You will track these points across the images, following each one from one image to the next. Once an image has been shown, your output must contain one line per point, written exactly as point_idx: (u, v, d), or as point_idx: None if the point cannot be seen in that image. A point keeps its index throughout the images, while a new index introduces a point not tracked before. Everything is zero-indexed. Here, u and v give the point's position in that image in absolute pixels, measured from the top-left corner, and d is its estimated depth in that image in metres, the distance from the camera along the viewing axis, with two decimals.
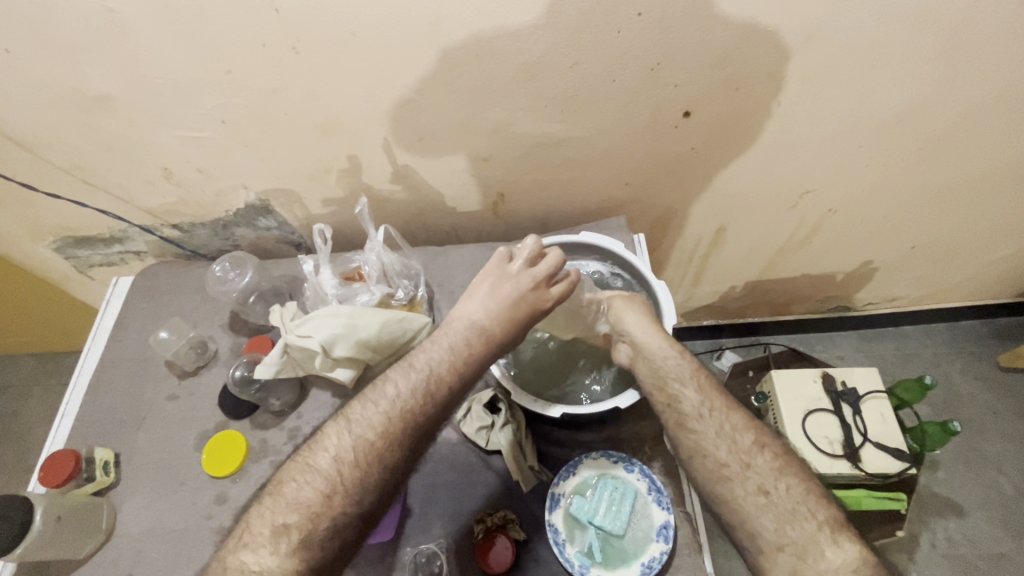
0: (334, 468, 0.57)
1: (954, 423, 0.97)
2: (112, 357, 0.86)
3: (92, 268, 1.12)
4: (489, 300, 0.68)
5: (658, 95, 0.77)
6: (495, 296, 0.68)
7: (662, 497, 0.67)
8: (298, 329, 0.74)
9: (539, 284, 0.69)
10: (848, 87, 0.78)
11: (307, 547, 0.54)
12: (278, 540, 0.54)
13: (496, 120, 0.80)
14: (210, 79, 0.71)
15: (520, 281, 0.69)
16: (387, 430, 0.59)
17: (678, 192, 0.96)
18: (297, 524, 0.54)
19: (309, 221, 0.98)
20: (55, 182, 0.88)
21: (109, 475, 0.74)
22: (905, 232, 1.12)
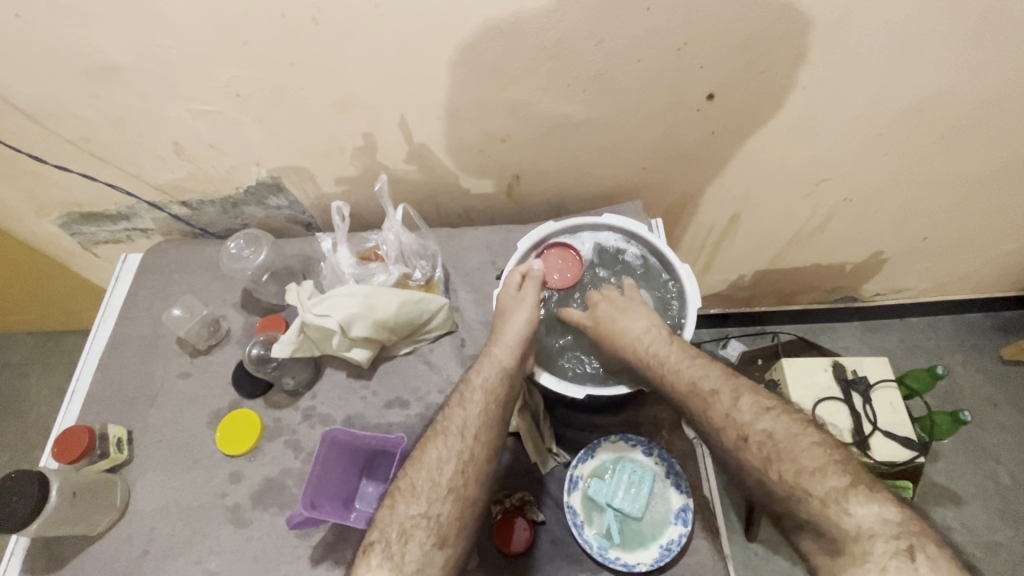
0: (428, 490, 0.61)
1: (965, 414, 0.98)
2: (122, 334, 0.85)
3: (97, 245, 1.11)
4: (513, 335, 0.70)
5: (682, 77, 0.76)
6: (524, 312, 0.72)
7: (680, 481, 0.67)
8: (315, 308, 0.73)
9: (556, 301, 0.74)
10: (874, 73, 0.77)
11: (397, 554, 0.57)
12: (362, 556, 0.58)
13: (516, 99, 0.78)
14: (225, 50, 0.69)
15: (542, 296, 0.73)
16: (464, 452, 0.63)
17: (694, 178, 0.96)
18: (376, 537, 0.59)
19: (321, 200, 0.97)
20: (63, 154, 0.86)
21: (122, 452, 0.74)
22: (918, 223, 1.12)
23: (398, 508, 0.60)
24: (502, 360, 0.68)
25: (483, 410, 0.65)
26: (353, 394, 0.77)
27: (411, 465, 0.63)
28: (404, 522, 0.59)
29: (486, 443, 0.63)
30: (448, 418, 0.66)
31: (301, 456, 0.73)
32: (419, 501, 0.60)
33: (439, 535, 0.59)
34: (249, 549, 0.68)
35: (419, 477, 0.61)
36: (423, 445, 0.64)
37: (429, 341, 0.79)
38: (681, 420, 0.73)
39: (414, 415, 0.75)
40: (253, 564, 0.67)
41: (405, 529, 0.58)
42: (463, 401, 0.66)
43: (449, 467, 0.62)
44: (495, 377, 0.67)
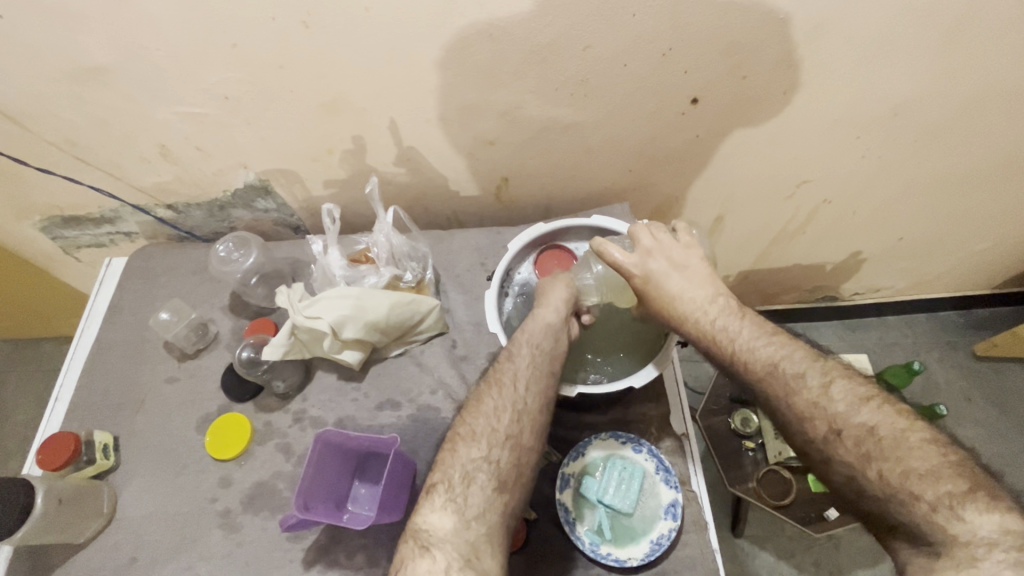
0: (485, 430, 0.63)
1: (943, 408, 1.02)
2: (107, 338, 0.84)
3: (79, 249, 1.09)
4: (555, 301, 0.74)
5: (667, 81, 0.78)
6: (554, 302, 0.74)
7: (669, 477, 0.68)
8: (306, 311, 0.73)
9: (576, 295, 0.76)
10: (851, 79, 0.80)
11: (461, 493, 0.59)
12: (426, 496, 0.60)
13: (505, 102, 0.79)
14: (213, 52, 0.69)
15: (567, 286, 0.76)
16: (517, 397, 0.65)
17: (678, 181, 0.98)
18: (439, 479, 0.61)
19: (310, 203, 0.96)
20: (45, 157, 0.85)
21: (109, 458, 0.73)
22: (894, 223, 1.16)
23: (458, 453, 0.62)
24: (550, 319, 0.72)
25: (535, 363, 0.68)
26: (345, 396, 0.77)
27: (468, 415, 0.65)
28: (466, 466, 0.61)
29: (537, 393, 0.66)
30: (499, 372, 0.68)
31: (292, 459, 0.73)
32: (480, 445, 0.62)
33: (499, 480, 0.60)
34: (240, 553, 0.67)
35: (478, 424, 0.64)
36: (478, 397, 0.67)
37: (420, 342, 0.80)
38: (671, 416, 0.73)
39: (406, 417, 0.75)
40: (245, 568, 0.66)
41: (467, 470, 0.60)
42: (514, 357, 0.69)
43: (505, 415, 0.64)
44: (540, 333, 0.71)
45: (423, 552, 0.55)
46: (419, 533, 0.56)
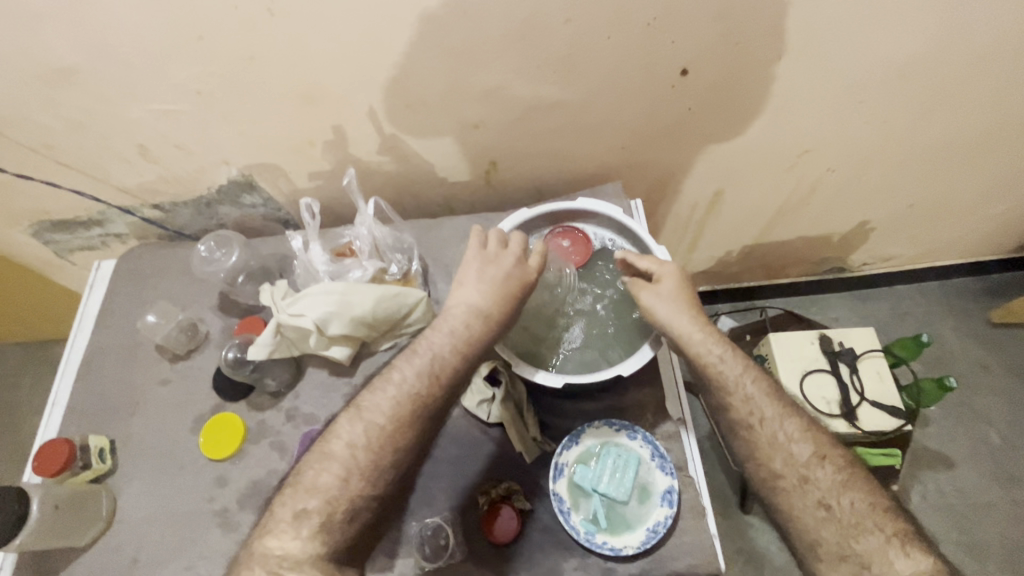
0: (347, 451, 0.60)
1: (926, 335, 1.01)
2: (99, 343, 0.84)
3: (73, 253, 1.09)
4: (481, 282, 0.68)
5: (654, 52, 0.74)
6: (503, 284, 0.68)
7: (665, 463, 0.67)
8: (290, 308, 0.72)
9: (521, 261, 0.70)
10: (852, 40, 0.75)
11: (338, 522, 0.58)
12: (297, 522, 0.57)
13: (486, 84, 0.76)
14: (180, 47, 0.67)
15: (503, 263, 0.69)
16: (392, 418, 0.61)
17: (673, 156, 0.94)
18: (316, 508, 0.58)
19: (296, 196, 0.95)
20: (26, 162, 0.84)
21: (105, 462, 0.74)
22: (902, 190, 1.11)
23: (317, 476, 0.59)
24: (453, 324, 0.66)
25: (420, 378, 0.63)
26: (336, 392, 0.76)
27: (329, 435, 0.62)
28: (354, 496, 0.59)
29: (414, 413, 0.62)
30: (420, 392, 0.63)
31: (286, 457, 0.73)
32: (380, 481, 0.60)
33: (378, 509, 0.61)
34: (238, 552, 0.68)
35: (383, 455, 0.60)
36: (391, 420, 0.61)
37: (410, 335, 0.78)
38: (667, 402, 0.71)
39: None
40: None
41: (323, 489, 0.59)
42: (401, 367, 0.64)
43: (379, 438, 0.61)
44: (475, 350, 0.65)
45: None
46: (263, 552, 0.56)
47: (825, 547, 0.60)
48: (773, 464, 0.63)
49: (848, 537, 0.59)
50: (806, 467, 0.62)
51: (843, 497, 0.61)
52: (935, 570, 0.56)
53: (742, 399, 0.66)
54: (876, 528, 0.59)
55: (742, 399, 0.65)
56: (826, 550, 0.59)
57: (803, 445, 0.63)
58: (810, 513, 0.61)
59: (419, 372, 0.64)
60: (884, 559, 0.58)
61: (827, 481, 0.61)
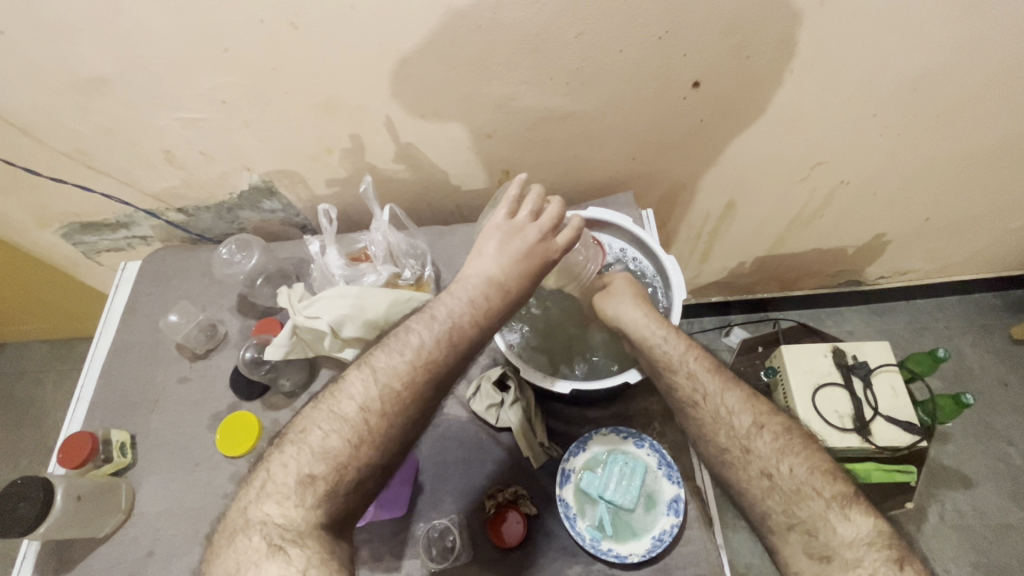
0: (359, 416, 0.54)
1: (942, 349, 0.98)
2: (123, 340, 0.86)
3: (100, 254, 1.13)
4: (502, 254, 0.63)
5: (666, 65, 0.75)
6: (507, 251, 0.63)
7: (672, 471, 0.67)
8: (306, 311, 0.73)
9: (547, 235, 0.65)
10: (864, 53, 0.76)
11: (333, 496, 0.52)
12: (302, 490, 0.51)
13: (500, 94, 0.78)
14: (207, 58, 0.70)
15: (529, 235, 0.64)
16: (408, 385, 0.56)
17: (684, 168, 0.95)
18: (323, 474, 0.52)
19: (314, 201, 0.97)
20: (58, 166, 0.87)
21: (126, 456, 0.76)
22: (919, 203, 1.10)
23: (320, 440, 0.54)
24: (471, 291, 0.61)
25: (439, 344, 0.58)
26: None
27: (336, 397, 0.56)
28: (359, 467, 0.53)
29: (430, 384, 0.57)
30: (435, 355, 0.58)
31: None
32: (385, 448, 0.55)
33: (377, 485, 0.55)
34: None
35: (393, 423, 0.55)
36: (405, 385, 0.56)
37: None
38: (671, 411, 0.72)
39: None
40: None
41: (327, 456, 0.53)
42: (414, 330, 0.59)
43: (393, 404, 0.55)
44: (486, 313, 0.61)
45: (271, 551, 0.48)
46: (257, 519, 0.51)
47: (776, 519, 0.58)
48: (717, 439, 0.63)
49: (795, 506, 0.57)
50: (746, 438, 0.61)
51: (783, 464, 0.59)
52: (877, 532, 0.54)
53: (685, 376, 0.66)
54: (817, 494, 0.57)
55: (685, 375, 0.65)
56: (776, 521, 0.58)
57: (742, 416, 0.63)
58: (755, 484, 0.60)
59: (440, 335, 0.58)
60: (828, 527, 0.55)
61: (766, 450, 0.60)
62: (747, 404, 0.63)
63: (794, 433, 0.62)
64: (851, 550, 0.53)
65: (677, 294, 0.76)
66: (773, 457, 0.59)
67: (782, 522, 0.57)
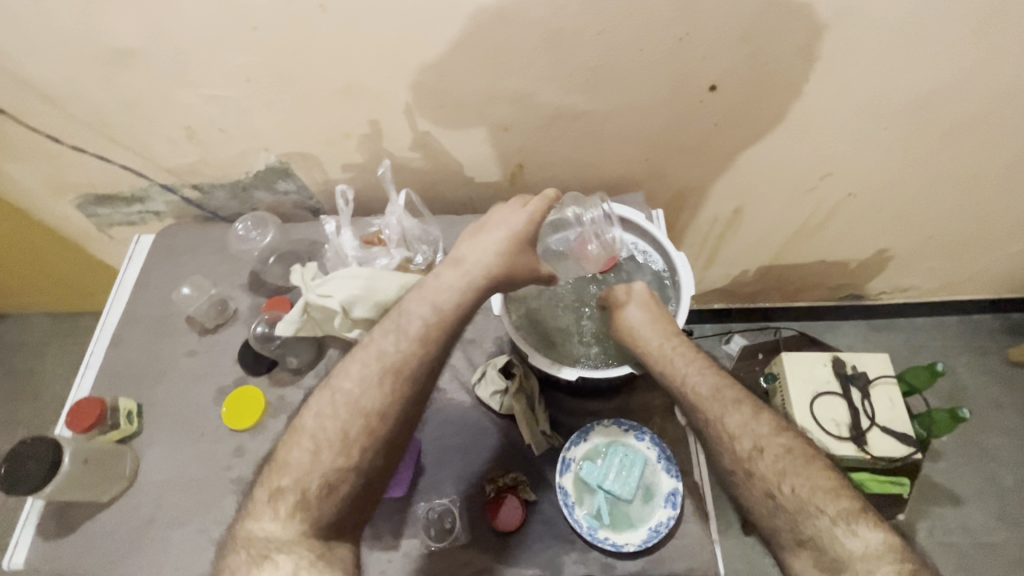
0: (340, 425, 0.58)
1: (939, 364, 1.00)
2: (132, 311, 0.87)
3: (112, 227, 1.14)
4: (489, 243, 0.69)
5: (684, 68, 0.77)
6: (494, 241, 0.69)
7: (671, 465, 0.68)
8: (318, 289, 0.74)
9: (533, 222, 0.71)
10: (878, 67, 0.77)
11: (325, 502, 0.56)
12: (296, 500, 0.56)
13: (519, 88, 0.79)
14: (234, 36, 0.71)
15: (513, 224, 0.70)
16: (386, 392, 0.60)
17: (695, 171, 0.96)
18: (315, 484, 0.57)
19: (328, 185, 0.98)
20: (79, 136, 0.89)
21: (132, 424, 0.77)
22: (925, 219, 1.11)
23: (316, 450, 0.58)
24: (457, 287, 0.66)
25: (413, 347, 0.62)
26: None
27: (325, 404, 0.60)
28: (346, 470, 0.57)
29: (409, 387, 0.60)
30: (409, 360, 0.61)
31: None
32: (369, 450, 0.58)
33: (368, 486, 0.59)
34: None
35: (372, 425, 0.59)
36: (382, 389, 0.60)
37: None
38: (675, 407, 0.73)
39: None
40: None
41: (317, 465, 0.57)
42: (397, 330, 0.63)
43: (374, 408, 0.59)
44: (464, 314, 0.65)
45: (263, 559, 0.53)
46: (266, 517, 0.56)
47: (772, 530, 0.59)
48: (721, 461, 0.63)
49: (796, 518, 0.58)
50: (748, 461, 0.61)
51: (784, 484, 0.59)
52: (885, 545, 0.54)
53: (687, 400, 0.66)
54: (820, 512, 0.57)
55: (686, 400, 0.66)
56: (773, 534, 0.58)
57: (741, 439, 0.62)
58: (760, 503, 0.60)
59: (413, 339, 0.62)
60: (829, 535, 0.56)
61: (767, 471, 0.60)
62: (750, 426, 0.63)
63: (796, 450, 0.61)
64: (861, 563, 0.54)
65: (686, 289, 0.76)
66: (774, 478, 0.59)
67: (791, 540, 0.57)
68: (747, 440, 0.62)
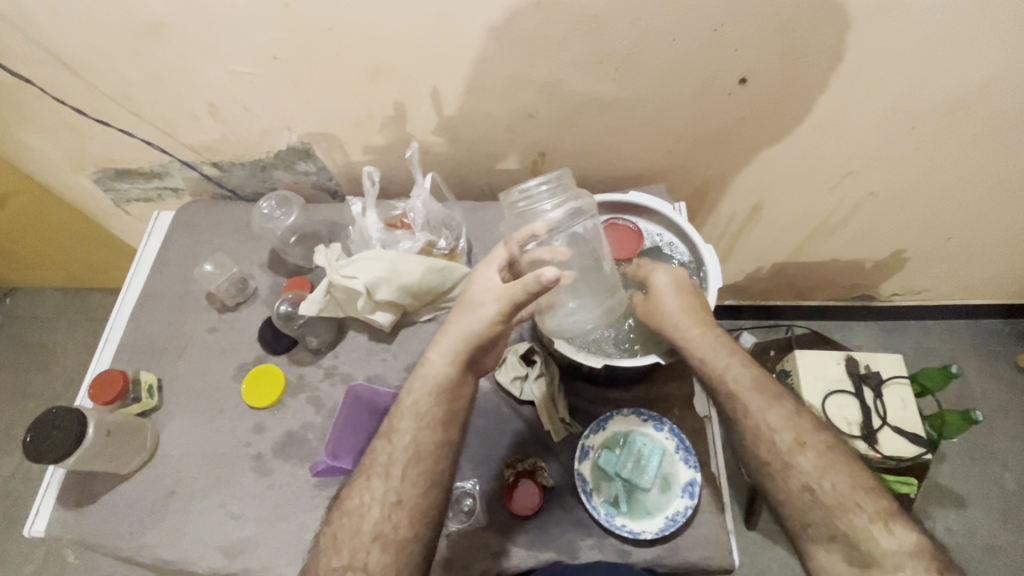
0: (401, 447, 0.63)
1: (955, 366, 1.00)
2: (153, 287, 0.88)
3: (129, 203, 1.14)
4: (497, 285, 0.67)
5: (716, 59, 0.76)
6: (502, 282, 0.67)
7: (689, 456, 0.69)
8: (343, 270, 0.75)
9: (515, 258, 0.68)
10: (911, 64, 0.76)
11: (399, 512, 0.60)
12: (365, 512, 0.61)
13: (548, 74, 0.79)
14: (266, 12, 0.71)
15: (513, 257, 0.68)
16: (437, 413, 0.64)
17: (718, 166, 0.96)
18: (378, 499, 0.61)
19: (348, 167, 0.98)
20: (103, 109, 0.88)
21: (153, 398, 0.77)
22: (944, 222, 1.11)
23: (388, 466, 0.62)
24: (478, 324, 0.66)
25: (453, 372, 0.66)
26: (374, 356, 0.79)
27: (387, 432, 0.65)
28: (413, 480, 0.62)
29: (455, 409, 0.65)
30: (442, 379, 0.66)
31: (322, 412, 0.76)
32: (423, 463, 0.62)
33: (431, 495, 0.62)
34: (270, 495, 0.71)
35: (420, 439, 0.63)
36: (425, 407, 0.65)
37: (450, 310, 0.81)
38: (694, 399, 0.73)
39: None
40: (274, 509, 0.70)
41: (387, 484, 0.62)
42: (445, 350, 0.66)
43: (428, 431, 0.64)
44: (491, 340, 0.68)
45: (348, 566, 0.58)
46: (350, 535, 0.60)
47: (806, 520, 0.61)
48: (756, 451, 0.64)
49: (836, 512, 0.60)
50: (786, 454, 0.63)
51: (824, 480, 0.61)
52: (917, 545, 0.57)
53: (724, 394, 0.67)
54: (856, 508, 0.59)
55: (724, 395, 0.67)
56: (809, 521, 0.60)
57: (783, 434, 0.64)
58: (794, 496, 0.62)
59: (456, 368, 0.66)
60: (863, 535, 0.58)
61: (807, 466, 0.62)
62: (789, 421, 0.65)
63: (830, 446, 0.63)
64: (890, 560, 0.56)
65: (713, 282, 0.75)
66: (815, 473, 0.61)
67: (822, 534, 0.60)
68: (786, 431, 0.64)
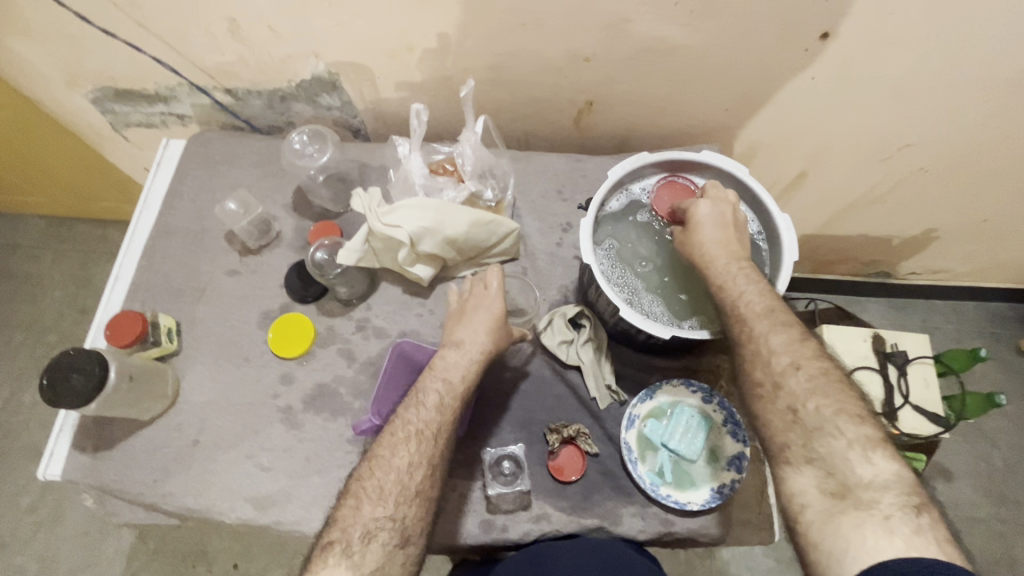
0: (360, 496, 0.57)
1: (984, 350, 0.99)
2: (165, 222, 0.81)
3: (129, 127, 1.05)
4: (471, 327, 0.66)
5: (801, 9, 0.69)
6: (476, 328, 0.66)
7: (738, 430, 0.67)
8: (384, 217, 0.69)
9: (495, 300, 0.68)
10: (1008, 31, 0.70)
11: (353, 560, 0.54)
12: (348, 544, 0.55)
13: (613, 12, 0.71)
14: None
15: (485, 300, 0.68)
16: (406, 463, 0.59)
17: (772, 129, 0.90)
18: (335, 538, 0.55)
19: (377, 104, 0.90)
20: (106, 17, 0.78)
21: (173, 342, 0.73)
22: (985, 203, 1.08)
23: (395, 462, 0.59)
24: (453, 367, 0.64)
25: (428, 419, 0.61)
26: (409, 310, 0.75)
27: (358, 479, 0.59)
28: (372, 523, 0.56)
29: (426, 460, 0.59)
30: (399, 421, 0.62)
31: (354, 365, 0.72)
32: (386, 503, 0.57)
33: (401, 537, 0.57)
34: (300, 449, 0.68)
35: (372, 483, 0.58)
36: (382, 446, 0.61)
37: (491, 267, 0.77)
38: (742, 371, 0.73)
39: None
40: (306, 463, 0.68)
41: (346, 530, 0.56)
42: (453, 358, 0.65)
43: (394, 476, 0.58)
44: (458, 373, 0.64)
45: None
46: (362, 522, 0.56)
47: None
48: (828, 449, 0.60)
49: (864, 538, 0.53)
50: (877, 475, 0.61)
51: None
52: None
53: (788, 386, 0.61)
54: None
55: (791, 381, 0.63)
56: None
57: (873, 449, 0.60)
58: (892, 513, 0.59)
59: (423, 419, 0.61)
60: None
61: None
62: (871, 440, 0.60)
63: None
64: None
65: (787, 255, 0.69)
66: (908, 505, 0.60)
67: None
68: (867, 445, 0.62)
